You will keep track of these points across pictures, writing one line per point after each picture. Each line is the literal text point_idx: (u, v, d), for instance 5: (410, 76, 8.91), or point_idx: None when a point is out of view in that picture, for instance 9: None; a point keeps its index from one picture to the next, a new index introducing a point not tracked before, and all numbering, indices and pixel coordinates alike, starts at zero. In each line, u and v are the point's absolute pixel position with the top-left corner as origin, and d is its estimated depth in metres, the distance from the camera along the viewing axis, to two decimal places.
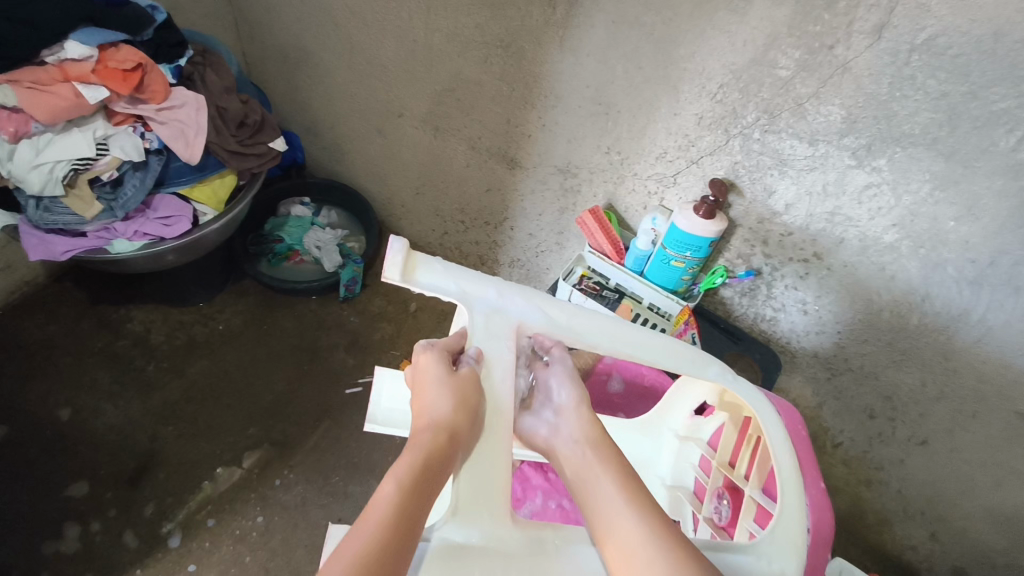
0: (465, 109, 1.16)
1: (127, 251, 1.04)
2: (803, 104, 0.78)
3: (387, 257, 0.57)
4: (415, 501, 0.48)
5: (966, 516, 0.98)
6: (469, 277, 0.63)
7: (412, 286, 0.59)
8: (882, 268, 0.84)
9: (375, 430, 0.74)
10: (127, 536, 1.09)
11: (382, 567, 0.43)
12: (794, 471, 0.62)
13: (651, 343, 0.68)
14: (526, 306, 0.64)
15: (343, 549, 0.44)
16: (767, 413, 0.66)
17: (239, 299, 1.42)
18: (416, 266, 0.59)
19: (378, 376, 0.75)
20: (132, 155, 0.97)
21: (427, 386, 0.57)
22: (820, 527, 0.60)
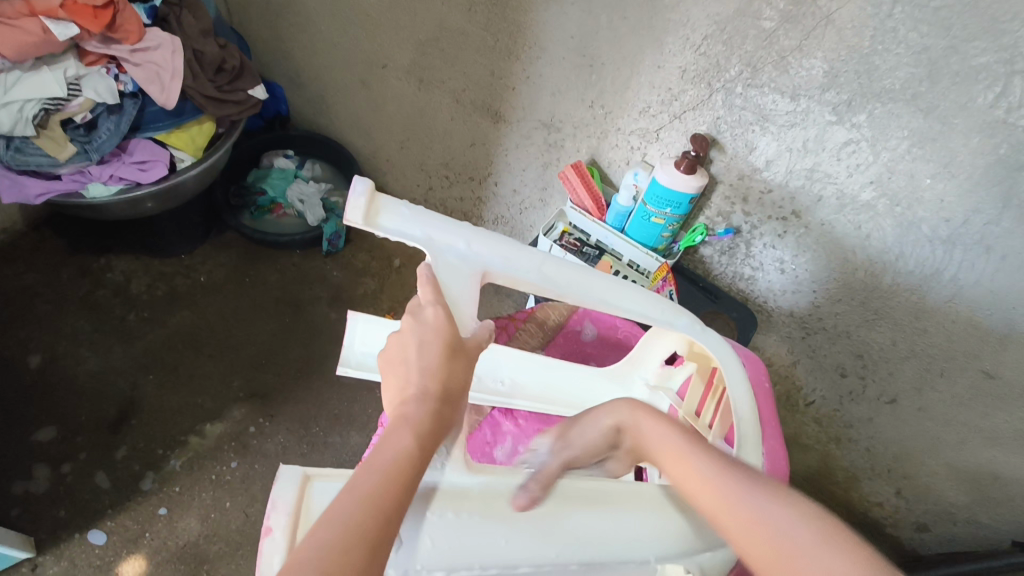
0: (449, 60, 1.13)
1: (103, 196, 1.03)
2: (786, 57, 0.77)
3: (348, 200, 0.56)
4: (423, 457, 0.48)
5: (930, 474, 1.00)
6: (438, 223, 0.61)
7: (375, 231, 0.57)
8: (859, 227, 0.84)
9: (349, 374, 0.74)
10: (103, 478, 1.11)
11: (391, 513, 0.43)
12: (755, 430, 0.65)
13: (618, 290, 0.69)
14: (494, 252, 0.63)
15: (356, 488, 0.43)
16: (733, 369, 0.69)
17: (221, 251, 1.41)
18: (379, 210, 0.58)
19: (351, 321, 0.74)
20: (105, 97, 0.95)
21: (429, 340, 0.53)
22: (775, 475, 0.64)
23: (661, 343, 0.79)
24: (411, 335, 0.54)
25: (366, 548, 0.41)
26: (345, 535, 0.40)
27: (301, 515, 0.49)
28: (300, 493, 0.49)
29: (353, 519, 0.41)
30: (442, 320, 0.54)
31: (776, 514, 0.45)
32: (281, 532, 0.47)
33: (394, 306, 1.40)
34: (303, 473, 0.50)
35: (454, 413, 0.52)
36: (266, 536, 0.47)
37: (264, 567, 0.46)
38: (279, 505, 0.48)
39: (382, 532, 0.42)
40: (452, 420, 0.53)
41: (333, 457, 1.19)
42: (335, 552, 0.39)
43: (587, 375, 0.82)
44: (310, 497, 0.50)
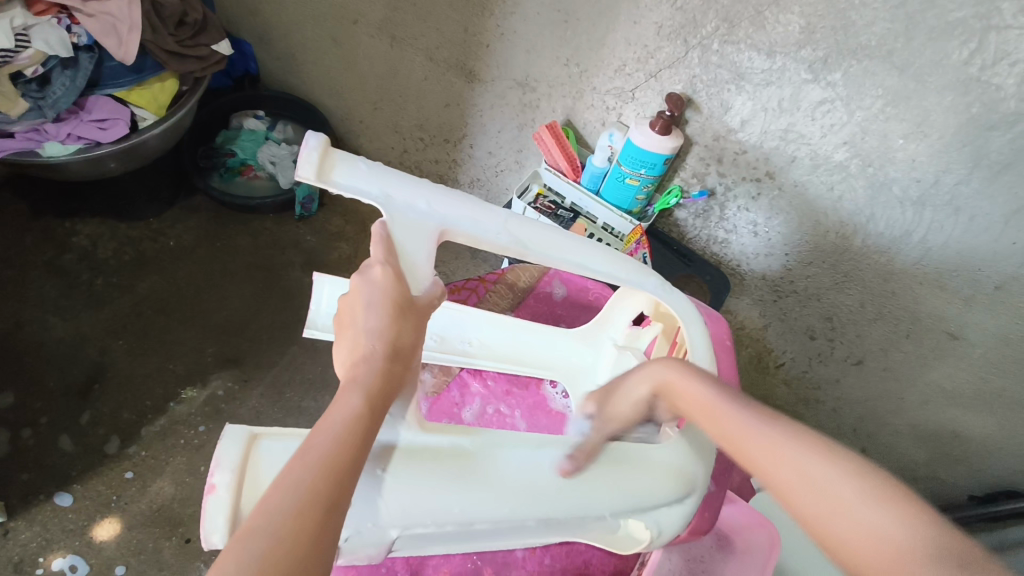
0: (421, 16, 1.09)
1: (61, 155, 0.99)
2: (763, 12, 0.76)
3: (300, 155, 0.54)
4: (375, 417, 0.48)
5: (893, 433, 1.03)
6: (396, 180, 0.59)
7: (329, 187, 0.56)
8: (831, 188, 0.84)
9: (314, 335, 0.73)
10: (65, 441, 1.10)
11: (345, 476, 0.43)
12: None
13: (583, 252, 0.68)
14: (456, 212, 0.62)
15: (306, 454, 0.43)
16: (694, 327, 0.70)
17: (190, 215, 1.38)
18: (334, 166, 0.56)
19: (317, 283, 0.72)
20: (58, 50, 0.90)
21: (376, 301, 0.52)
22: None
23: (629, 305, 0.79)
24: (361, 295, 0.53)
25: (318, 515, 0.40)
26: (298, 501, 0.40)
27: (245, 472, 0.48)
28: (245, 452, 0.49)
29: (307, 483, 0.41)
30: (391, 280, 0.54)
31: (824, 468, 0.44)
32: (225, 489, 0.47)
33: None
34: (249, 431, 0.50)
35: (404, 371, 0.52)
36: (209, 494, 0.47)
37: (209, 527, 0.46)
38: (223, 463, 0.48)
39: (336, 494, 0.42)
40: (402, 379, 0.52)
41: (307, 421, 1.18)
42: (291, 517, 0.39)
43: (554, 335, 0.82)
44: (256, 456, 0.50)
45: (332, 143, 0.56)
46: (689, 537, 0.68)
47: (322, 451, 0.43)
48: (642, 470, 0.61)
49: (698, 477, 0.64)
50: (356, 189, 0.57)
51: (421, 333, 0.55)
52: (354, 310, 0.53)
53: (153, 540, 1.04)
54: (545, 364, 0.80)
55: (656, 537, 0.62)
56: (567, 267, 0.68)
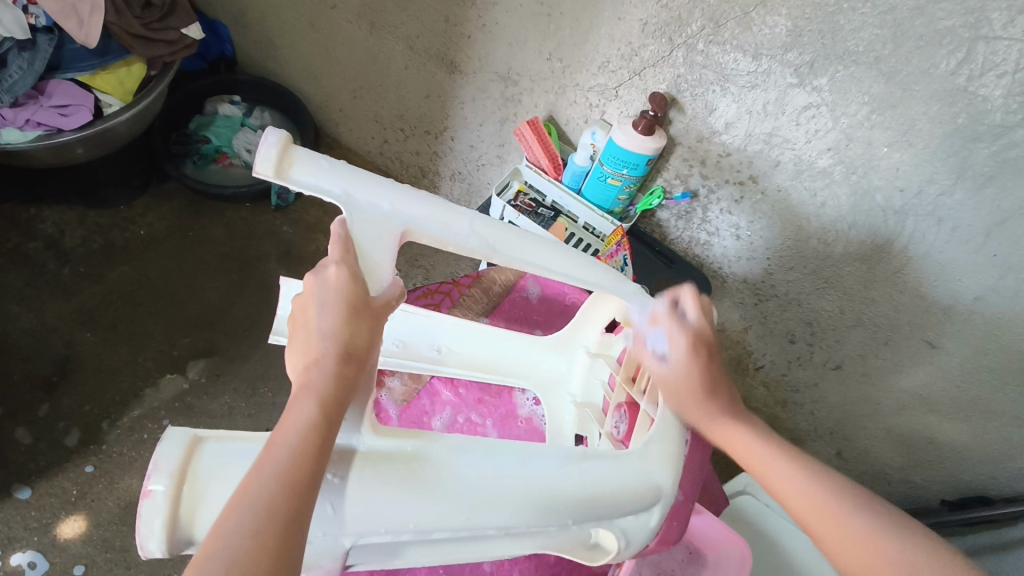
0: (401, 3, 1.06)
1: (20, 142, 0.94)
2: (749, 13, 0.74)
3: (258, 150, 0.51)
4: (332, 422, 0.46)
5: (869, 437, 1.04)
6: (360, 178, 0.56)
7: (288, 184, 0.53)
8: (814, 194, 0.83)
9: (280, 342, 0.71)
10: (22, 434, 1.07)
11: (304, 487, 0.41)
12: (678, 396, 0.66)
13: (555, 256, 0.67)
14: (422, 213, 0.59)
15: (262, 469, 0.41)
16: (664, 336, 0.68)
17: (163, 203, 1.34)
18: (293, 162, 0.53)
19: (285, 287, 0.71)
20: (14, 30, 0.86)
21: (330, 301, 0.50)
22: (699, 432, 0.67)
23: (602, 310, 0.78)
24: (314, 298, 0.51)
25: (279, 526, 0.39)
26: (257, 523, 0.38)
27: (186, 478, 0.43)
28: (187, 456, 0.44)
29: (265, 500, 0.39)
30: (346, 279, 0.51)
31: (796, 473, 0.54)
32: (163, 495, 0.42)
33: None
34: (193, 434, 0.45)
35: (360, 373, 0.50)
36: (145, 499, 0.42)
37: (144, 532, 0.41)
38: (161, 467, 0.43)
39: (297, 509, 0.40)
40: (358, 381, 0.50)
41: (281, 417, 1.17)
42: (250, 538, 0.38)
43: (526, 342, 0.80)
44: (198, 461, 0.45)
45: (293, 139, 0.54)
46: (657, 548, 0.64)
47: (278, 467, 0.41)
48: (612, 482, 0.58)
49: (666, 484, 0.61)
50: (317, 187, 0.55)
51: (378, 333, 0.53)
52: (309, 315, 0.50)
53: (120, 538, 1.02)
54: (515, 371, 0.79)
55: (623, 548, 0.60)
56: (537, 270, 0.66)
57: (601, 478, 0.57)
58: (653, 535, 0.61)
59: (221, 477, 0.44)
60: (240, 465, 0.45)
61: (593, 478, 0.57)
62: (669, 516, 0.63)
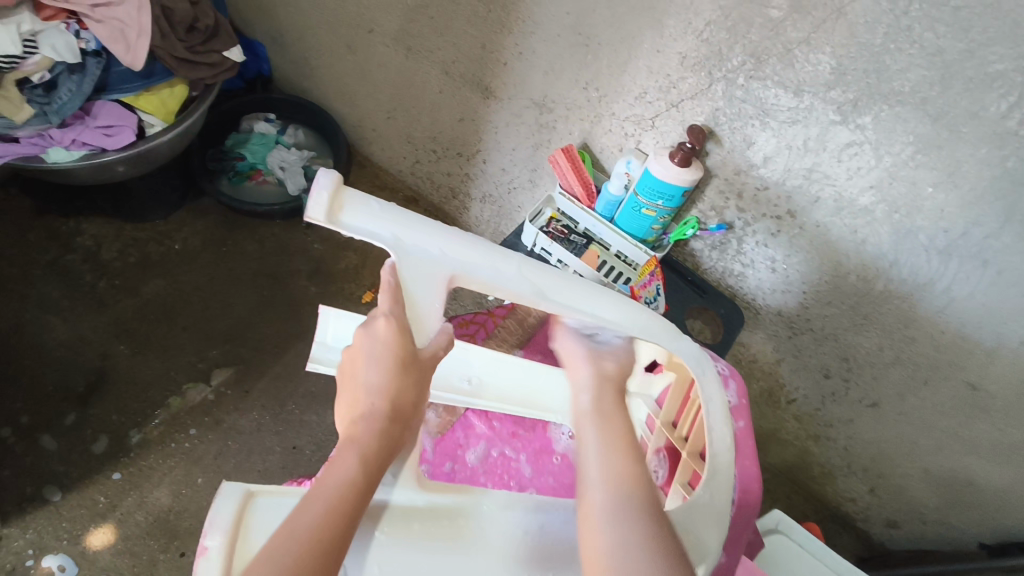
0: (439, 29, 1.07)
1: (65, 161, 0.97)
2: (792, 50, 0.73)
3: (310, 196, 0.51)
4: (369, 480, 0.50)
5: (905, 475, 1.02)
6: (410, 222, 0.56)
7: (338, 228, 0.52)
8: (854, 231, 0.82)
9: (318, 370, 0.70)
10: (47, 441, 1.09)
11: (334, 541, 0.44)
12: (727, 450, 0.62)
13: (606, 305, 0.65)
14: (472, 259, 0.58)
15: (299, 515, 0.45)
16: (711, 386, 0.67)
17: (197, 218, 1.36)
18: (343, 206, 0.53)
19: (323, 315, 0.71)
20: (66, 56, 0.88)
21: (379, 356, 0.54)
22: (748, 491, 0.65)
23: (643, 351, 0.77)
24: (363, 350, 0.55)
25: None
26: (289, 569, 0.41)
27: (242, 531, 0.48)
28: (242, 509, 0.48)
29: (296, 552, 0.42)
30: (393, 334, 0.54)
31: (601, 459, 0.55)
32: (218, 549, 0.46)
33: (377, 281, 1.36)
34: (246, 489, 0.49)
35: (400, 432, 0.54)
36: (201, 555, 0.46)
37: None
38: (218, 523, 0.47)
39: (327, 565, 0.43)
40: (398, 441, 0.54)
41: (308, 436, 1.17)
42: None
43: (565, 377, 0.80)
44: (251, 515, 0.49)
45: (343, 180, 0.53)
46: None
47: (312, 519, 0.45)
48: None
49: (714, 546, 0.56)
50: (366, 230, 0.54)
51: (423, 388, 0.57)
52: (355, 374, 0.55)
53: (148, 552, 1.03)
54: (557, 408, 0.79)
55: None
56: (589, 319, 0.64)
57: None
58: None
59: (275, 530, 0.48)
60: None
61: None
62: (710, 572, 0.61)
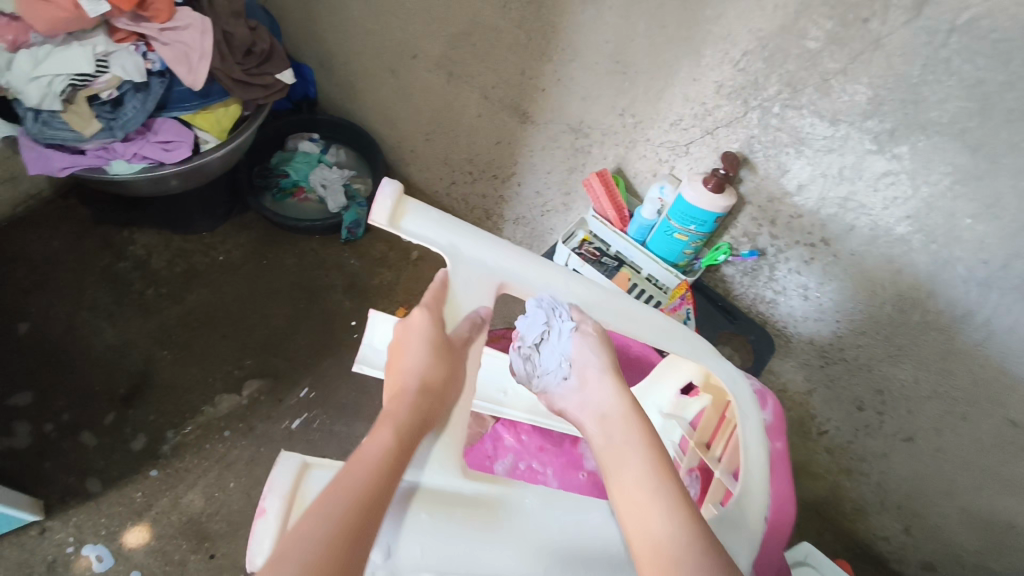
0: (480, 56, 1.11)
1: (126, 173, 1.02)
2: (828, 80, 0.74)
3: (375, 201, 0.55)
4: (402, 451, 0.51)
5: (942, 515, 0.99)
6: (465, 233, 0.61)
7: (400, 233, 0.57)
8: (890, 260, 0.81)
9: (363, 371, 0.72)
10: (87, 437, 1.14)
11: (372, 504, 0.46)
12: (762, 471, 0.62)
13: (642, 321, 0.68)
14: (519, 269, 0.64)
15: (334, 487, 0.45)
16: (747, 405, 0.67)
17: (241, 231, 1.41)
18: (405, 213, 0.57)
19: (372, 319, 0.72)
20: (133, 75, 0.93)
21: (419, 339, 0.58)
22: (782, 515, 0.61)
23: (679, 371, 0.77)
24: (406, 338, 0.59)
25: (344, 545, 0.42)
26: (325, 527, 0.42)
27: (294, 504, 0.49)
28: (297, 479, 0.50)
29: (336, 517, 0.43)
30: (428, 321, 0.59)
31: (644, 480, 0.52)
32: (274, 513, 0.48)
33: (409, 298, 1.39)
34: (302, 460, 0.51)
35: (436, 406, 0.56)
36: (259, 517, 0.48)
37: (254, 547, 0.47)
38: (275, 488, 0.49)
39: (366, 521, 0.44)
40: (434, 415, 0.56)
41: (337, 447, 1.19)
42: (321, 548, 0.41)
43: None
44: (306, 484, 0.50)
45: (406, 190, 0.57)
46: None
47: (355, 480, 0.46)
48: None
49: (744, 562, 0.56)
50: (424, 236, 0.59)
51: (457, 369, 0.59)
52: (394, 361, 0.59)
53: (179, 552, 1.06)
54: None
55: None
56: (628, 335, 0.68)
57: None
58: None
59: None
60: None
61: None
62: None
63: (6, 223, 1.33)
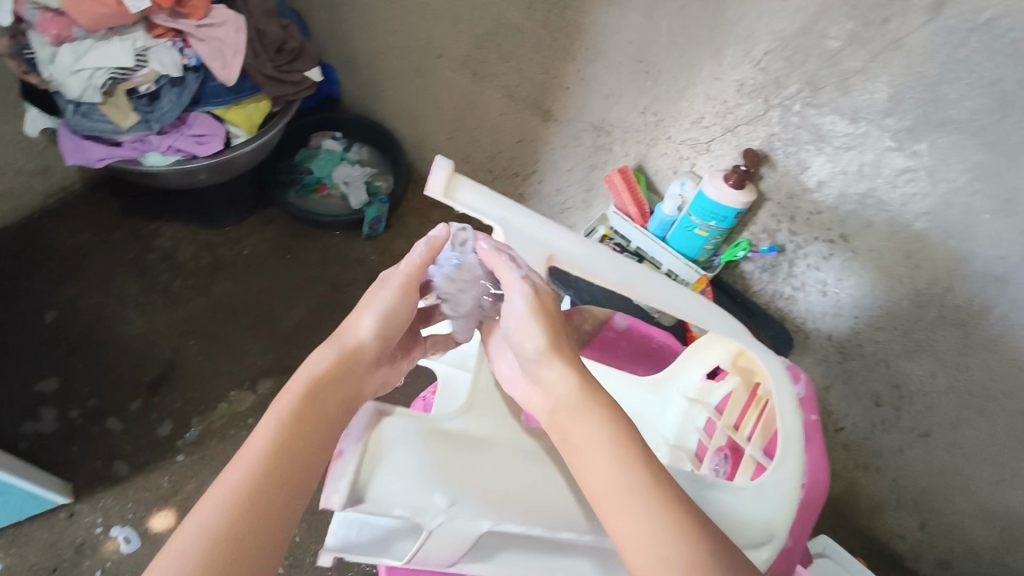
0: (504, 55, 1.14)
1: (160, 165, 1.05)
2: (849, 79, 0.76)
3: (432, 173, 0.60)
4: (310, 405, 0.52)
5: (958, 512, 1.00)
6: (516, 208, 0.65)
7: (453, 203, 0.61)
8: (909, 255, 0.83)
9: None
10: (114, 423, 1.17)
11: (270, 472, 0.47)
12: (797, 437, 0.63)
13: (681, 299, 0.70)
14: (567, 243, 0.67)
15: (236, 464, 0.47)
16: (779, 378, 0.68)
17: (265, 226, 1.44)
18: (459, 186, 0.61)
19: None
20: (170, 70, 0.96)
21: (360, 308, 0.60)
22: (815, 486, 0.62)
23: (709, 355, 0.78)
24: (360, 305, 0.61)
25: (236, 521, 0.43)
26: (225, 506, 0.44)
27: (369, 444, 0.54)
28: (372, 427, 0.55)
29: (233, 496, 0.44)
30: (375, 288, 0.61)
31: (609, 471, 0.49)
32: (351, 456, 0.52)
33: None
34: (376, 410, 0.56)
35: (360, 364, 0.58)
36: (337, 459, 0.52)
37: (331, 486, 0.51)
38: (353, 434, 0.54)
39: (292, 461, 0.48)
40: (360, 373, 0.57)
41: None
42: (213, 527, 0.43)
43: (626, 381, 0.84)
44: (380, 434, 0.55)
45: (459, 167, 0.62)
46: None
47: (265, 439, 0.48)
48: (728, 515, 0.57)
49: (779, 528, 0.58)
50: (477, 209, 0.63)
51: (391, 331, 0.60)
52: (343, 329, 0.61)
53: None
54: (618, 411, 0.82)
55: None
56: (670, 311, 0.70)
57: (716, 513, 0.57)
58: None
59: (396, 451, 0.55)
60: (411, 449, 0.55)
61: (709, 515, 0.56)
62: (779, 559, 0.59)
63: (38, 215, 1.37)
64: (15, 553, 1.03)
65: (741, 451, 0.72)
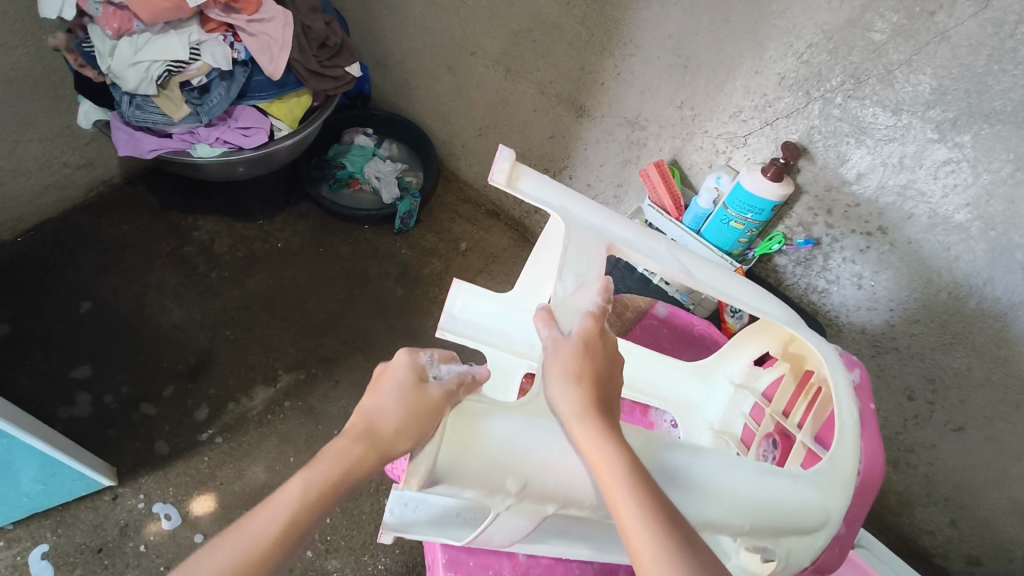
0: (540, 52, 1.16)
1: (208, 156, 1.07)
2: (893, 71, 0.77)
3: (496, 163, 0.63)
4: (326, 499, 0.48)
5: (990, 508, 1.00)
6: (572, 199, 0.69)
7: (515, 192, 0.64)
8: (948, 248, 0.84)
9: (446, 338, 0.77)
10: (155, 409, 1.19)
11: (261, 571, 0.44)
12: (853, 422, 0.66)
13: (740, 288, 0.73)
14: (623, 235, 0.70)
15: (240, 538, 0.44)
16: (834, 363, 0.69)
17: (298, 220, 1.47)
18: (519, 175, 0.65)
19: (456, 289, 0.79)
20: (221, 63, 0.99)
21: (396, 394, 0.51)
22: (871, 473, 0.64)
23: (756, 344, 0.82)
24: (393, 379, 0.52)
25: None
26: None
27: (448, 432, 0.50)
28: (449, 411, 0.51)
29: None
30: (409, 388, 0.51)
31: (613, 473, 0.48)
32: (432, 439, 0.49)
33: None
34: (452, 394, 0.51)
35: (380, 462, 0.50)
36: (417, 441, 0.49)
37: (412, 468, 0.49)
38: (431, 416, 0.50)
39: None
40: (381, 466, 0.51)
41: None
42: None
43: (674, 367, 0.88)
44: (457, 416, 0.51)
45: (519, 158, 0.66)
46: (813, 572, 0.65)
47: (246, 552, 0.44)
48: (790, 497, 0.59)
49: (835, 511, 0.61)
50: (538, 198, 0.66)
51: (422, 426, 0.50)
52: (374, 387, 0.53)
53: None
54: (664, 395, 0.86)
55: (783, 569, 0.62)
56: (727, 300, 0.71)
57: (782, 494, 0.58)
58: (815, 557, 0.62)
59: (477, 438, 0.50)
60: (495, 433, 0.51)
61: (774, 495, 0.58)
62: (830, 543, 0.63)
63: (80, 208, 1.40)
64: (61, 534, 1.05)
65: (790, 437, 0.75)
